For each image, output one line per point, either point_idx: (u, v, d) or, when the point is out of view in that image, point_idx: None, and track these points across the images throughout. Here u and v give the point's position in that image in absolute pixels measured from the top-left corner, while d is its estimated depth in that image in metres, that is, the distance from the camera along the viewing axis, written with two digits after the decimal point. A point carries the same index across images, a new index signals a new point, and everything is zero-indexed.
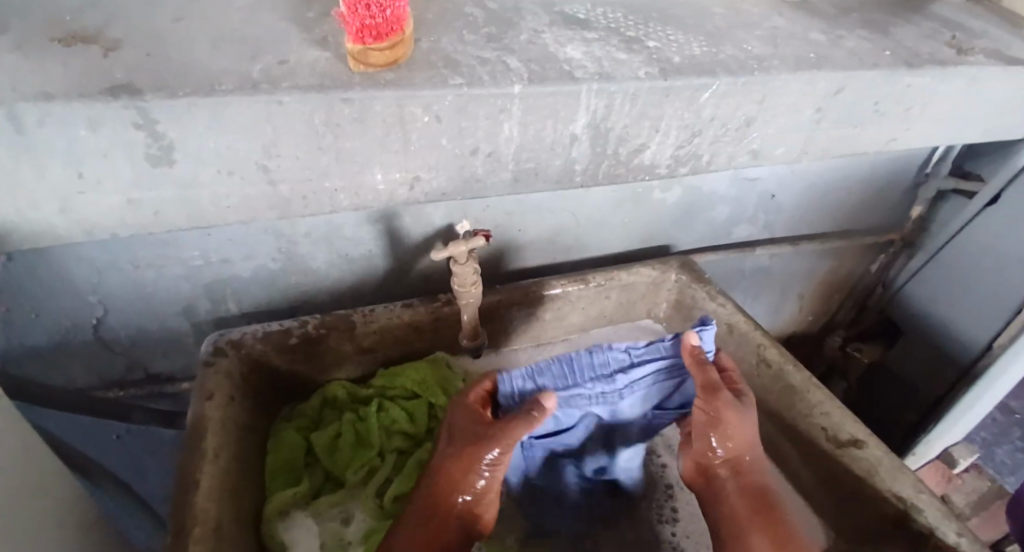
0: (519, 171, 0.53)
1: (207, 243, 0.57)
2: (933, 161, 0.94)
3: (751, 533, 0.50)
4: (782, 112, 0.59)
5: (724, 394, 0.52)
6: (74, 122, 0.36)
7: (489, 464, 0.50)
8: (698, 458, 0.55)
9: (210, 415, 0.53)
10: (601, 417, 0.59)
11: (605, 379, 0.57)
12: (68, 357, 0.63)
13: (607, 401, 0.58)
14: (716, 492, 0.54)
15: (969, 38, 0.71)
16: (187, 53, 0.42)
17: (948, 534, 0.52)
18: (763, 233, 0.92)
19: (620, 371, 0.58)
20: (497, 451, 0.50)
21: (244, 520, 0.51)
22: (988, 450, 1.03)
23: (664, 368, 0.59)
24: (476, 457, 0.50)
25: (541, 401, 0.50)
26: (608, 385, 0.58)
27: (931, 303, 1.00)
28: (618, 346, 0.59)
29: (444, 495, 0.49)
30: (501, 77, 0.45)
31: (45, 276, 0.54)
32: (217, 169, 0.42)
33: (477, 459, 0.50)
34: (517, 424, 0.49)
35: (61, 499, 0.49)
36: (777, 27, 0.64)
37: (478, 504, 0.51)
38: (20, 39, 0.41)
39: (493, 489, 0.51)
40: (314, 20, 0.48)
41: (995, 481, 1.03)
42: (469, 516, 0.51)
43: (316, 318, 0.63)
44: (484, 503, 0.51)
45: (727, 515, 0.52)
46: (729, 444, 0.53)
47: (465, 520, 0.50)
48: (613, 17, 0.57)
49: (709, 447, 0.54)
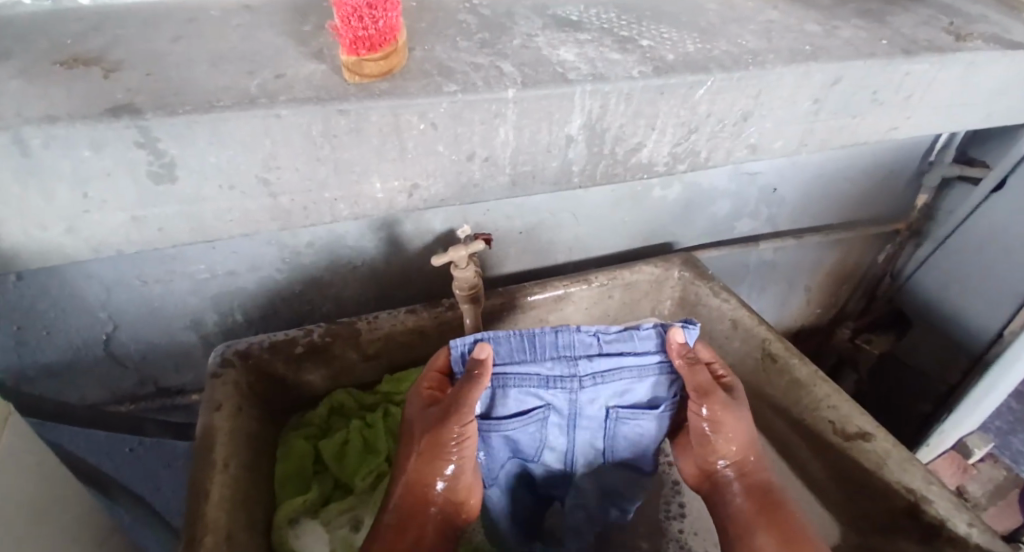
0: (516, 174, 0.53)
1: (212, 256, 0.58)
2: (936, 149, 0.93)
3: (756, 533, 0.50)
4: (779, 105, 0.59)
5: (717, 396, 0.52)
6: (78, 145, 0.37)
7: (453, 447, 0.48)
8: (701, 462, 0.55)
9: (219, 425, 0.53)
10: (562, 411, 0.51)
11: (566, 364, 0.50)
12: (81, 373, 0.64)
13: (566, 392, 0.50)
14: (721, 494, 0.54)
15: (967, 23, 0.71)
16: (185, 71, 0.42)
17: (958, 526, 0.53)
18: (766, 227, 0.92)
19: (585, 357, 0.51)
20: (456, 432, 0.47)
21: (255, 529, 0.52)
22: (1004, 439, 1.02)
23: (634, 360, 0.52)
24: (437, 444, 0.48)
25: (480, 362, 0.48)
26: (567, 373, 0.50)
27: (941, 291, 0.99)
28: (587, 329, 0.52)
29: (418, 488, 0.49)
30: (495, 82, 0.46)
31: (56, 295, 0.55)
32: (219, 183, 0.42)
33: (438, 446, 0.48)
34: (467, 397, 0.47)
35: (76, 514, 0.49)
36: (771, 21, 0.64)
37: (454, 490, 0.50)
38: (24, 65, 0.42)
39: (465, 472, 0.49)
40: (309, 33, 0.49)
41: (1011, 470, 1.03)
42: (448, 500, 0.50)
43: (321, 326, 0.64)
44: (460, 486, 0.50)
45: (732, 519, 0.53)
46: (732, 447, 0.53)
47: (444, 505, 0.50)
48: (606, 17, 0.58)
49: (711, 450, 0.54)
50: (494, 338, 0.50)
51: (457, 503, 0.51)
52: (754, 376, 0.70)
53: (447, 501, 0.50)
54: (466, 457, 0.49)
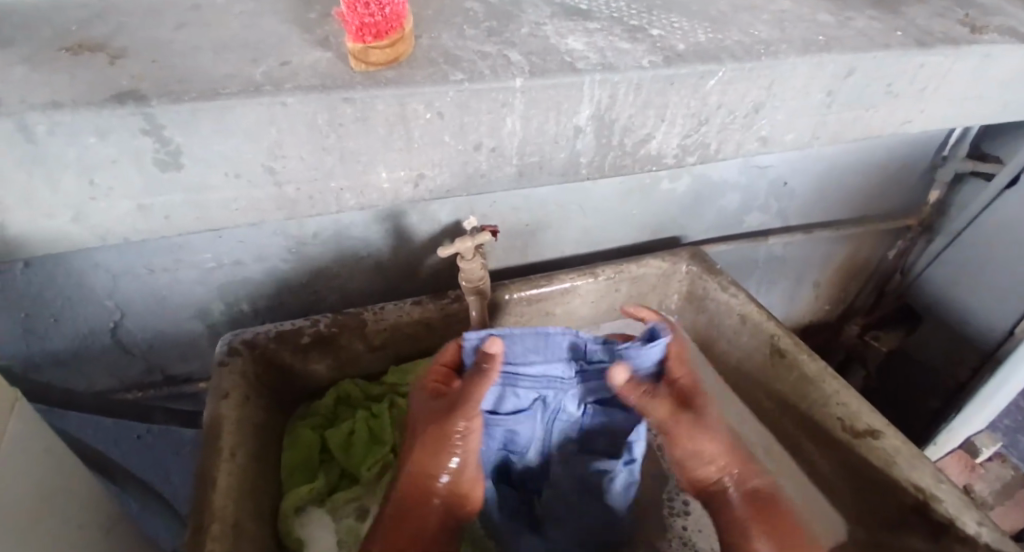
0: (523, 165, 0.52)
1: (218, 245, 0.58)
2: (949, 144, 0.92)
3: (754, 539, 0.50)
4: (790, 97, 0.58)
5: (685, 413, 0.53)
6: (84, 132, 0.37)
7: (460, 436, 0.48)
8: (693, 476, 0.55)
9: (225, 414, 0.53)
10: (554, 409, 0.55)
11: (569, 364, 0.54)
12: (89, 360, 0.64)
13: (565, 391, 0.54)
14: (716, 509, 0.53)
15: (985, 14, 0.69)
16: (190, 58, 0.42)
17: (969, 524, 0.52)
18: (775, 221, 0.91)
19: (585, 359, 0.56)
20: (465, 420, 0.48)
21: (262, 517, 0.52)
22: (1013, 438, 1.01)
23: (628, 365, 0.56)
24: (445, 432, 0.48)
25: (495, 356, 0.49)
26: (566, 371, 0.54)
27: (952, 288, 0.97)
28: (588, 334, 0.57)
29: (423, 480, 0.48)
30: (502, 71, 0.45)
31: (63, 283, 0.56)
32: (225, 172, 0.42)
33: (446, 434, 0.48)
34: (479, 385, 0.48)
35: (84, 501, 0.50)
36: (784, 10, 0.62)
37: (459, 483, 0.49)
38: (30, 52, 0.42)
39: (470, 463, 0.49)
40: (315, 21, 0.48)
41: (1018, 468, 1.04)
42: (452, 493, 0.49)
43: (327, 317, 0.63)
44: (464, 478, 0.50)
45: (727, 527, 0.52)
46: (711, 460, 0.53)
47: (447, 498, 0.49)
48: (616, 6, 0.57)
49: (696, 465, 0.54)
50: (508, 336, 0.52)
51: (460, 496, 0.50)
52: (762, 371, 0.69)
53: (450, 495, 0.49)
54: (472, 449, 0.49)
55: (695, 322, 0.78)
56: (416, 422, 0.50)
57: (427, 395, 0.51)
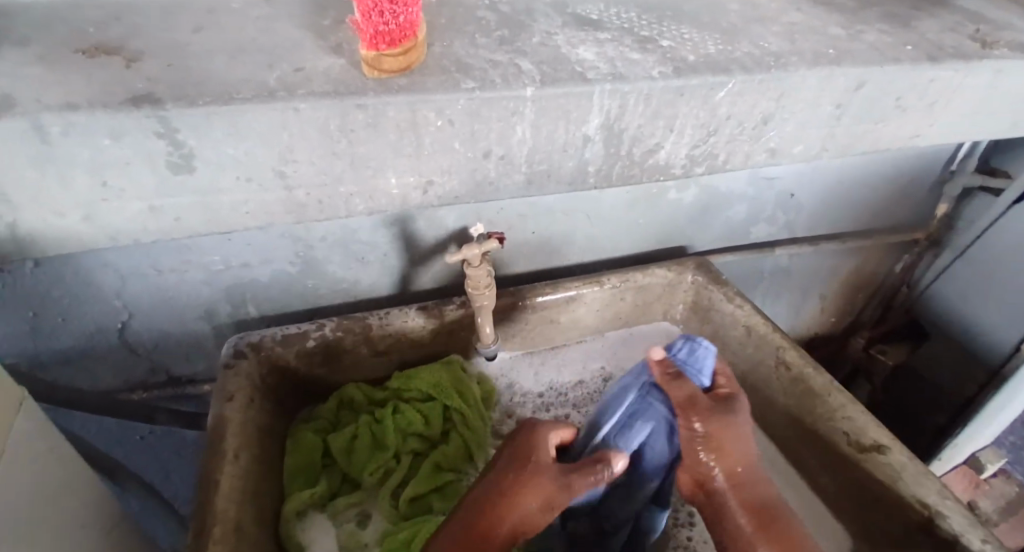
0: (532, 173, 0.53)
1: (227, 248, 0.58)
2: (958, 158, 0.91)
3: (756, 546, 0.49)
4: (800, 109, 0.58)
5: (699, 408, 0.51)
6: (98, 134, 0.37)
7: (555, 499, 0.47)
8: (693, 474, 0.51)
9: (229, 415, 0.54)
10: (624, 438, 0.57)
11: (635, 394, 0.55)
12: (94, 360, 0.64)
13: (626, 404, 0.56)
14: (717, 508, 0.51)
15: (996, 29, 0.69)
16: (205, 62, 0.43)
17: (974, 541, 0.51)
18: (782, 233, 0.90)
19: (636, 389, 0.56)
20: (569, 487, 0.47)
21: (263, 521, 0.52)
22: None
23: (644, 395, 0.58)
24: (544, 483, 0.47)
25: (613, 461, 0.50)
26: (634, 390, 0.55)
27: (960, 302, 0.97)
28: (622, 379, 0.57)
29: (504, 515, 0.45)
30: (513, 79, 0.45)
31: (72, 282, 0.56)
32: (235, 175, 0.43)
33: (545, 485, 0.47)
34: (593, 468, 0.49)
35: (86, 501, 0.50)
36: (795, 23, 0.63)
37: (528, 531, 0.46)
38: (46, 53, 0.43)
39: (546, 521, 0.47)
40: (328, 27, 0.49)
41: (1021, 484, 1.05)
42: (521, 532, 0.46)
43: (332, 321, 0.64)
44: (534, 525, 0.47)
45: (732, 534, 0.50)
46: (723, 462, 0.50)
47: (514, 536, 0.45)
48: (627, 17, 0.57)
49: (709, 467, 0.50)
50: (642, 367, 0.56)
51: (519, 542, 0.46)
52: (767, 384, 0.69)
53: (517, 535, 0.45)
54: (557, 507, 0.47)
55: (699, 333, 0.78)
56: (507, 460, 0.49)
57: (526, 440, 0.51)
